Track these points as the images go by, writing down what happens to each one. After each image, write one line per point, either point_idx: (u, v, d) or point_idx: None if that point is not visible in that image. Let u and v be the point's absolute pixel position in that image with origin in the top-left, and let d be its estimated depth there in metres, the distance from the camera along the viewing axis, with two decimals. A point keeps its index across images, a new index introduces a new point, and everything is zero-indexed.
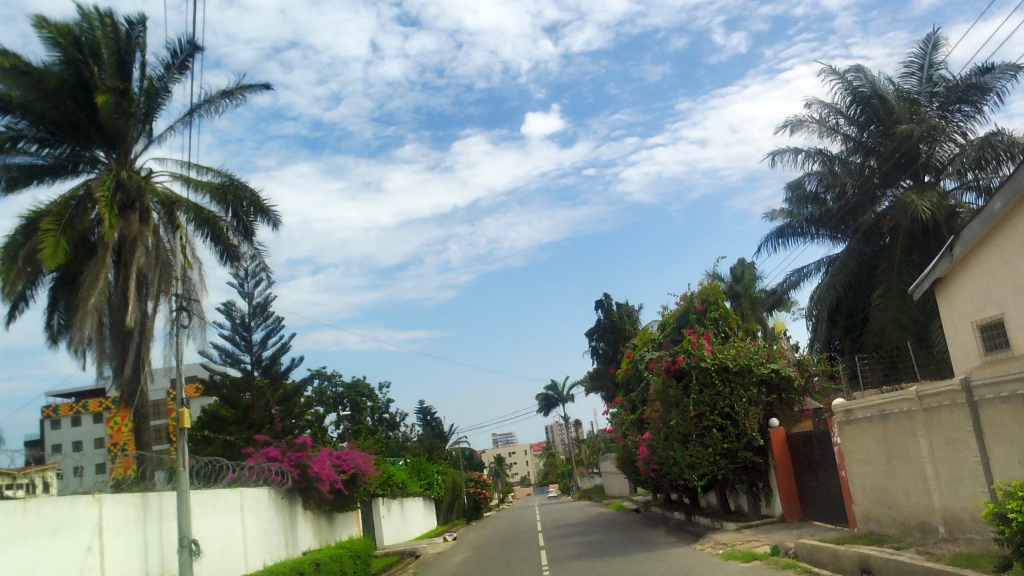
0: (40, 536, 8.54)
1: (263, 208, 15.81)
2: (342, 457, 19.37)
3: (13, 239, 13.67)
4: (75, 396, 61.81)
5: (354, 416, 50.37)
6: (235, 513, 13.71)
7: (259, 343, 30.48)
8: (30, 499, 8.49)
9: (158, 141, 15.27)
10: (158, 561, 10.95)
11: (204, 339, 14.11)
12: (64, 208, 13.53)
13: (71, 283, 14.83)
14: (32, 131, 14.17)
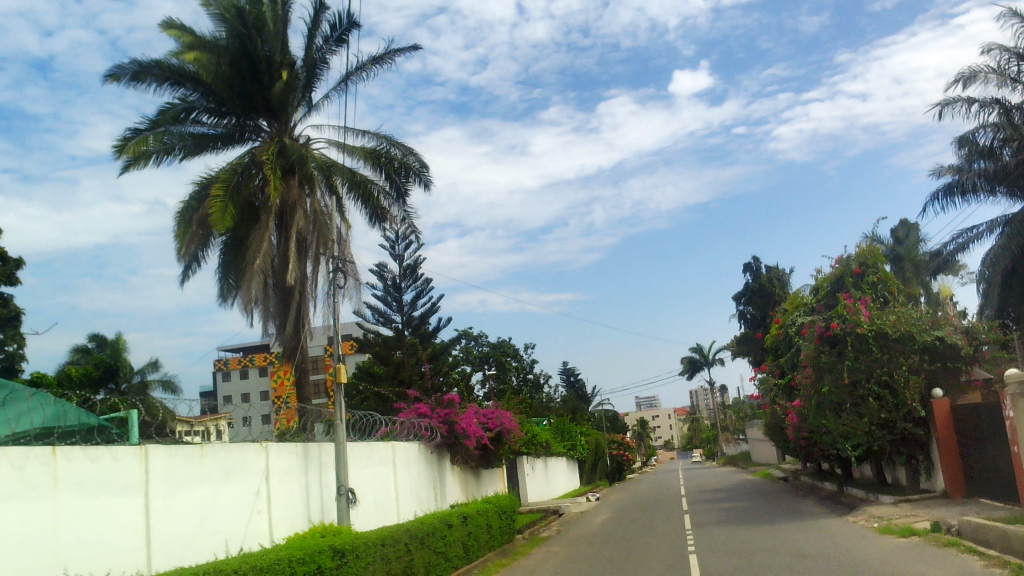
0: (215, 478, 9.27)
1: (413, 171, 16.18)
2: (489, 415, 19.86)
3: (187, 204, 14.76)
4: (242, 351, 66.42)
5: (499, 376, 51.46)
6: (388, 466, 14.37)
7: (410, 304, 31.52)
8: (206, 444, 9.19)
9: (315, 110, 15.95)
10: (318, 507, 11.67)
11: (359, 299, 14.75)
12: (232, 174, 14.39)
13: (238, 245, 15.83)
14: (202, 102, 15.11)
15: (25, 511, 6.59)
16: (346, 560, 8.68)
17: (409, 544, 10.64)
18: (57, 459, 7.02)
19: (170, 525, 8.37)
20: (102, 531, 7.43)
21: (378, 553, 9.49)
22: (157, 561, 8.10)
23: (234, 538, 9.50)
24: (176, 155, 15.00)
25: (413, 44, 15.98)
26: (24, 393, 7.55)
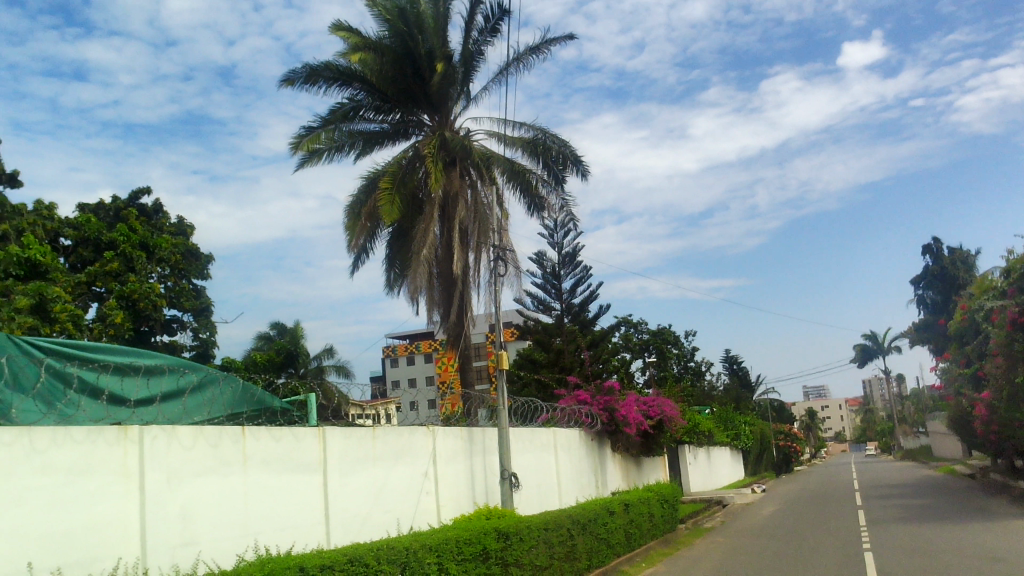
0: (387, 459, 9.72)
1: (571, 160, 16.22)
2: (650, 403, 19.67)
3: (357, 197, 15.49)
4: (409, 338, 69.17)
5: (660, 364, 50.86)
6: (550, 452, 14.54)
7: (569, 291, 31.67)
8: (378, 427, 9.64)
9: (474, 102, 16.29)
10: (483, 490, 11.99)
11: (519, 287, 14.98)
12: (397, 168, 14.97)
13: (404, 236, 16.46)
14: (369, 100, 15.72)
15: (219, 485, 7.15)
16: (510, 542, 8.85)
17: (571, 529, 10.71)
18: (246, 438, 7.56)
19: (347, 503, 8.87)
20: (286, 506, 7.96)
21: (541, 537, 9.63)
22: (335, 536, 8.58)
23: (405, 518, 9.91)
24: (347, 152, 15.77)
25: (568, 32, 15.97)
26: (217, 376, 8.01)
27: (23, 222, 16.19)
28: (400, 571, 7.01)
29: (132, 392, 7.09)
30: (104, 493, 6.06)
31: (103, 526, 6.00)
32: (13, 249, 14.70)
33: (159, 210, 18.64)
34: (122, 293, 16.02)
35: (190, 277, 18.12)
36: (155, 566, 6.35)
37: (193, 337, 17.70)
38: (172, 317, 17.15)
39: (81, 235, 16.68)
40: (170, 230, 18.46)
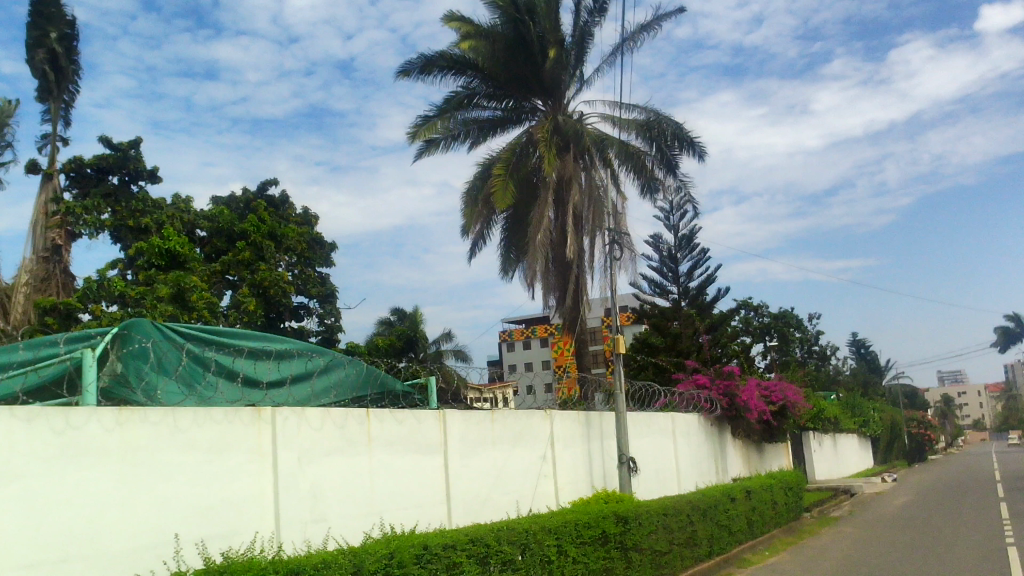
0: (505, 442, 9.84)
1: (686, 141, 15.88)
2: (772, 388, 19.14)
3: (473, 184, 15.68)
4: (525, 322, 69.79)
5: (782, 347, 49.38)
6: (668, 437, 14.37)
7: (686, 274, 31.11)
8: (496, 410, 9.76)
9: (587, 85, 16.17)
10: (601, 474, 12.00)
11: (635, 271, 14.83)
12: (511, 153, 15.05)
13: (519, 221, 16.56)
14: (483, 88, 15.95)
15: (347, 465, 7.43)
16: (629, 526, 8.81)
17: (691, 515, 10.57)
18: (370, 420, 7.81)
19: (467, 485, 9.04)
20: (409, 486, 8.19)
21: (660, 523, 9.54)
22: (457, 516, 8.78)
23: (524, 500, 10.04)
24: (462, 140, 15.98)
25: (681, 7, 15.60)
26: (343, 360, 8.29)
27: (164, 215, 17.31)
28: (520, 553, 7.11)
29: (264, 375, 7.43)
30: (242, 470, 6.41)
31: (241, 501, 6.35)
32: (155, 241, 15.73)
33: (286, 201, 19.43)
34: (254, 281, 16.78)
35: (316, 265, 18.75)
36: (289, 541, 6.68)
37: (319, 322, 18.35)
38: (300, 304, 17.83)
39: (215, 227, 17.66)
40: (296, 220, 19.19)
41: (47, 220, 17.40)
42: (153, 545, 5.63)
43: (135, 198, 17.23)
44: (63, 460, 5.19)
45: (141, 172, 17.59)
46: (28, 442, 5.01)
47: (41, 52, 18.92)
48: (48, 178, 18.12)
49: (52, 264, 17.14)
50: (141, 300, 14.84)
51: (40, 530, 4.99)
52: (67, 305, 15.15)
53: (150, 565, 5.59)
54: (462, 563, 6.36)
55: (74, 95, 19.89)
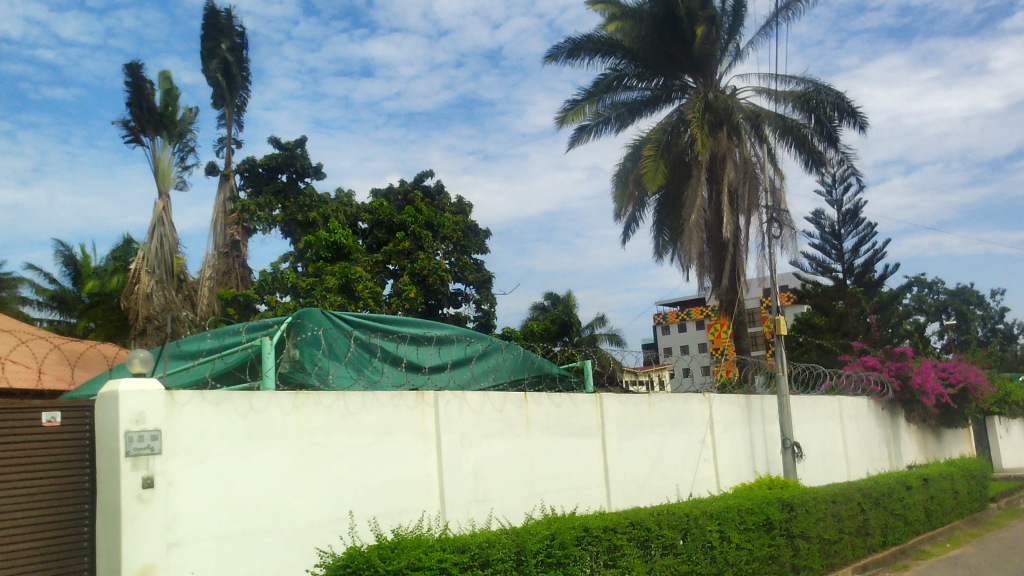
0: (664, 426, 9.74)
1: (848, 111, 15.04)
2: (950, 369, 17.92)
3: (623, 166, 15.54)
4: (679, 305, 68.80)
5: (960, 326, 46.12)
6: (835, 421, 13.76)
7: (851, 251, 29.60)
8: (653, 394, 9.66)
9: (740, 58, 15.63)
10: (763, 459, 11.68)
11: (795, 249, 14.24)
12: (662, 133, 14.79)
13: (672, 202, 16.28)
14: (631, 68, 15.73)
15: (506, 447, 7.59)
16: (795, 513, 8.52)
17: (863, 503, 10.08)
18: (528, 403, 7.94)
19: (627, 469, 9.03)
20: (568, 469, 8.27)
21: (828, 510, 9.17)
22: (616, 500, 8.79)
23: (684, 484, 9.92)
24: (612, 124, 15.85)
25: None
26: (501, 345, 8.45)
27: (329, 209, 18.21)
28: (681, 538, 7.04)
29: (426, 360, 7.69)
30: (408, 451, 6.68)
31: (408, 481, 6.62)
32: (322, 234, 16.60)
33: (441, 191, 19.96)
34: (414, 270, 17.38)
35: (472, 252, 19.12)
36: (453, 520, 6.91)
37: (476, 308, 18.76)
38: (458, 290, 18.28)
39: (376, 218, 18.41)
40: (451, 209, 19.69)
41: (226, 217, 18.75)
42: (329, 520, 5.99)
43: (302, 194, 18.22)
44: (247, 440, 5.58)
45: (307, 169, 18.55)
46: (217, 423, 5.42)
47: (215, 61, 20.30)
48: (225, 179, 19.47)
49: (232, 258, 18.60)
50: (312, 291, 15.71)
51: (231, 504, 5.41)
52: (246, 297, 16.26)
53: (327, 539, 5.95)
54: (622, 546, 6.36)
55: (244, 99, 21.18)
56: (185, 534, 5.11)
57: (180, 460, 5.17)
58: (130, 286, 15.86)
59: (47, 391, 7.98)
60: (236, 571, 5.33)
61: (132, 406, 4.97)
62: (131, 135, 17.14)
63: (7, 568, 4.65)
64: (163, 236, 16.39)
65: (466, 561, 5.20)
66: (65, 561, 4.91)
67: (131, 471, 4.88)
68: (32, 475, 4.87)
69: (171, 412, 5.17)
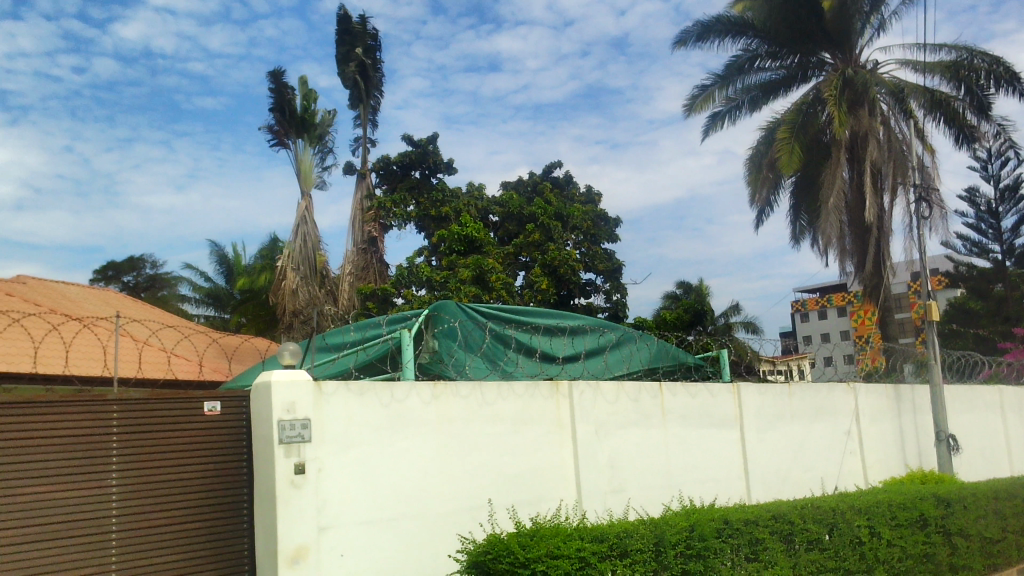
0: (806, 417, 9.41)
1: (1005, 79, 14.00)
2: None
3: (757, 149, 15.09)
4: (819, 291, 66.19)
5: None
6: (995, 412, 12.90)
7: (1010, 230, 27.59)
8: (794, 384, 9.34)
9: (882, 31, 14.81)
10: (915, 452, 11.09)
11: (947, 230, 13.40)
12: (797, 113, 14.23)
13: (810, 184, 15.66)
14: (764, 48, 15.23)
15: (643, 437, 7.54)
16: (952, 509, 8.05)
17: None
18: (664, 393, 7.85)
19: (767, 460, 8.79)
20: (706, 460, 8.13)
21: (990, 507, 8.60)
22: (757, 492, 8.57)
23: (829, 477, 9.55)
24: (746, 107, 15.41)
25: None
26: (634, 334, 8.39)
27: (461, 204, 18.58)
28: (828, 533, 6.79)
29: (560, 350, 7.74)
30: (544, 440, 6.75)
31: (545, 470, 6.70)
32: (455, 228, 16.94)
33: (571, 181, 19.98)
34: (545, 260, 17.44)
35: (602, 242, 19.01)
36: (591, 510, 6.93)
37: (607, 299, 18.66)
38: (588, 280, 18.24)
39: (506, 211, 18.61)
40: (581, 200, 19.67)
41: (364, 214, 19.43)
42: (469, 508, 6.14)
43: (435, 190, 18.66)
44: (391, 430, 5.79)
45: (439, 165, 18.96)
46: (362, 412, 5.64)
47: (351, 65, 21.07)
48: (361, 178, 20.18)
49: (370, 254, 19.09)
50: (446, 284, 16.08)
51: (376, 490, 5.63)
52: (384, 291, 16.79)
53: (467, 526, 6.10)
54: (765, 540, 6.20)
55: (379, 99, 21.81)
56: (335, 518, 5.36)
57: (329, 448, 5.41)
58: (278, 282, 16.71)
59: (207, 382, 8.53)
60: (382, 554, 5.56)
61: (284, 396, 5.24)
62: (275, 138, 18.09)
63: (178, 547, 5.01)
64: (307, 234, 17.13)
65: (605, 550, 5.20)
66: (226, 543, 5.24)
67: (285, 457, 5.16)
68: (198, 460, 5.23)
69: (319, 401, 5.42)
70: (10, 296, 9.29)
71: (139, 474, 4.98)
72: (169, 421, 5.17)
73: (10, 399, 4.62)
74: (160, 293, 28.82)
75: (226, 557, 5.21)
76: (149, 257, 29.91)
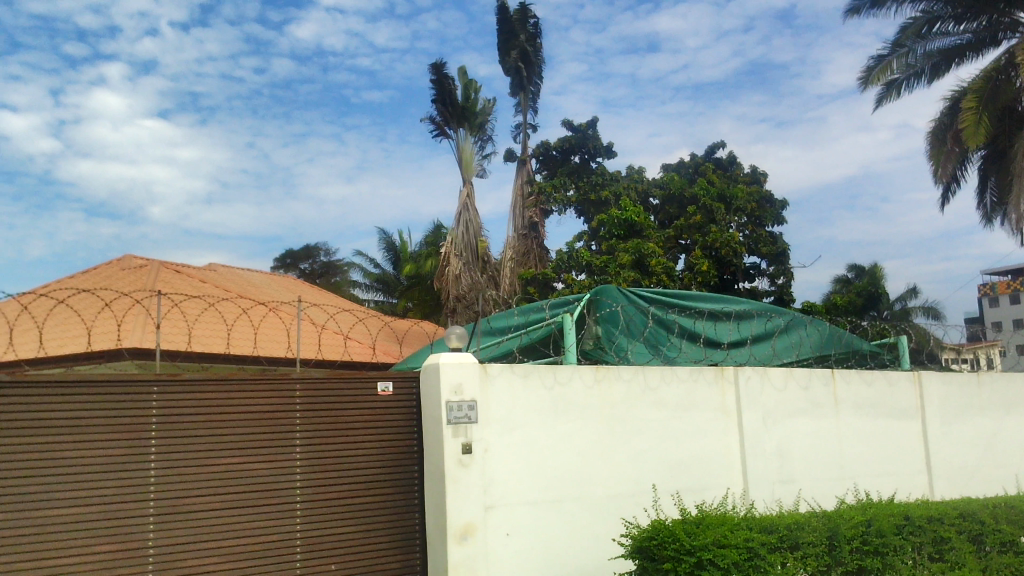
0: (997, 409, 8.71)
1: None
2: None
3: (939, 121, 14.04)
4: (1012, 274, 60.99)
5: None
6: None
7: None
8: (984, 373, 8.66)
9: None
10: None
11: None
12: (986, 81, 13.10)
13: (1001, 157, 14.42)
14: (946, 10, 14.10)
15: (814, 426, 7.24)
16: None
17: None
18: (837, 381, 7.50)
19: (953, 454, 8.22)
20: (883, 452, 7.72)
21: None
22: (941, 488, 8.05)
23: None
24: (926, 76, 14.37)
25: None
26: (804, 319, 8.05)
27: (620, 187, 18.46)
28: None
29: (725, 335, 7.55)
30: (710, 427, 6.62)
31: (710, 457, 6.57)
32: (614, 212, 16.82)
33: (734, 161, 19.38)
34: (706, 243, 17.02)
35: (767, 224, 18.33)
36: (760, 500, 6.74)
37: (772, 283, 18.00)
38: (752, 264, 17.65)
39: (668, 194, 18.38)
40: (745, 180, 19.07)
41: (524, 200, 19.71)
42: (633, 492, 6.13)
43: (595, 174, 18.64)
44: (554, 413, 5.85)
45: (599, 149, 18.89)
46: (526, 396, 5.73)
47: (513, 53, 21.36)
48: (522, 165, 20.44)
49: (531, 239, 19.33)
50: (605, 269, 16.07)
51: (542, 472, 5.72)
52: (544, 276, 16.97)
53: (632, 510, 6.10)
54: (950, 539, 5.80)
55: (539, 85, 21.97)
56: (501, 497, 5.50)
57: (494, 429, 5.54)
58: (443, 268, 17.29)
59: (380, 363, 8.98)
60: (547, 534, 5.66)
61: (452, 378, 5.41)
62: (438, 129, 18.65)
63: (355, 519, 5.31)
64: (468, 221, 17.53)
65: (775, 542, 5.06)
66: (400, 516, 5.49)
67: (452, 437, 5.32)
68: (372, 439, 5.49)
69: (485, 383, 5.56)
70: (203, 282, 10.09)
71: (319, 449, 5.29)
72: (345, 400, 5.46)
73: (206, 378, 5.00)
74: (334, 278, 30.49)
75: (399, 530, 5.46)
76: (325, 245, 31.69)
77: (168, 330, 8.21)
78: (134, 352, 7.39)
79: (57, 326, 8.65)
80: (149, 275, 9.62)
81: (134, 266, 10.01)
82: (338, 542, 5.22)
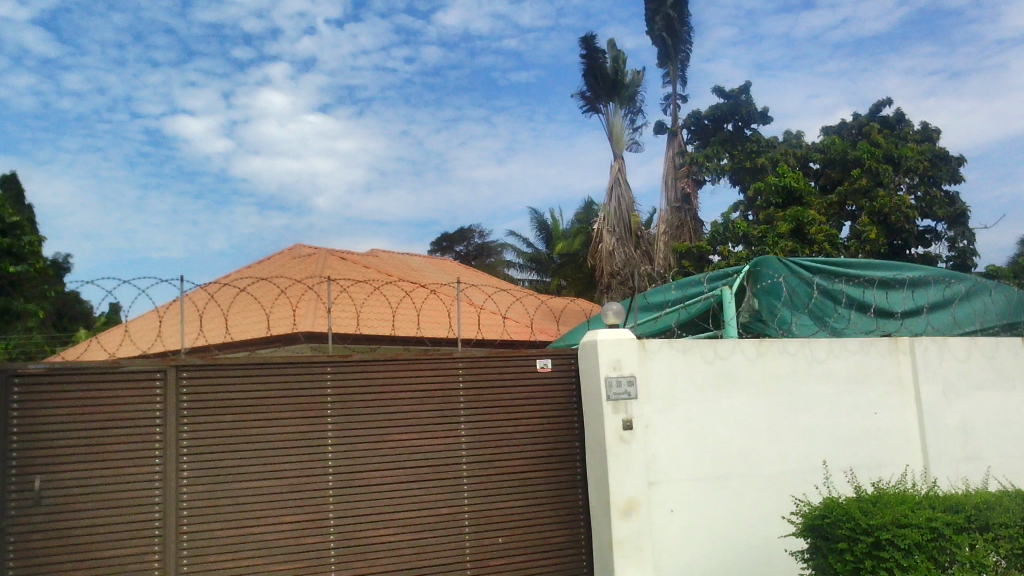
0: None
1: None
2: None
3: None
4: None
5: None
6: None
7: None
8: None
9: None
10: None
11: None
12: None
13: None
14: None
15: (1002, 400, 6.73)
16: None
17: None
18: None
19: None
20: None
21: None
22: None
23: None
24: None
25: None
26: (988, 285, 7.48)
27: (778, 153, 17.67)
28: None
29: (898, 305, 7.13)
30: (884, 402, 6.28)
31: (886, 433, 6.25)
32: (771, 179, 16.17)
33: (903, 119, 18.14)
34: (874, 209, 16.04)
35: (942, 184, 17.07)
36: (944, 478, 6.34)
37: (951, 247, 16.76)
38: (926, 228, 16.52)
39: (828, 157, 17.39)
40: (915, 138, 17.81)
41: (676, 172, 19.28)
42: (802, 470, 5.92)
43: (750, 140, 17.95)
44: (715, 388, 5.73)
45: (753, 115, 18.16)
46: (686, 370, 5.65)
47: (658, 19, 20.94)
48: (673, 136, 19.99)
49: (684, 212, 18.98)
50: (764, 239, 15.43)
51: (706, 447, 5.63)
52: (699, 249, 16.57)
53: (801, 487, 5.89)
54: None
55: (687, 53, 21.37)
56: (664, 473, 5.46)
57: (655, 405, 5.50)
58: (596, 244, 17.27)
59: (537, 341, 9.11)
60: (713, 511, 5.57)
61: (610, 354, 5.41)
62: (587, 104, 18.57)
63: (519, 495, 5.42)
64: (621, 196, 17.43)
65: (962, 522, 4.71)
66: (564, 493, 5.55)
67: (613, 414, 5.32)
68: (533, 416, 5.57)
69: (644, 359, 5.51)
70: (367, 267, 10.55)
71: (484, 427, 5.43)
72: (505, 379, 5.56)
73: (376, 358, 5.23)
74: (488, 260, 31.03)
75: (563, 505, 5.53)
76: (478, 228, 32.32)
77: (338, 315, 8.66)
78: (308, 334, 7.87)
79: (239, 313, 9.33)
80: (317, 262, 10.16)
81: (303, 254, 10.60)
82: (505, 517, 5.36)
